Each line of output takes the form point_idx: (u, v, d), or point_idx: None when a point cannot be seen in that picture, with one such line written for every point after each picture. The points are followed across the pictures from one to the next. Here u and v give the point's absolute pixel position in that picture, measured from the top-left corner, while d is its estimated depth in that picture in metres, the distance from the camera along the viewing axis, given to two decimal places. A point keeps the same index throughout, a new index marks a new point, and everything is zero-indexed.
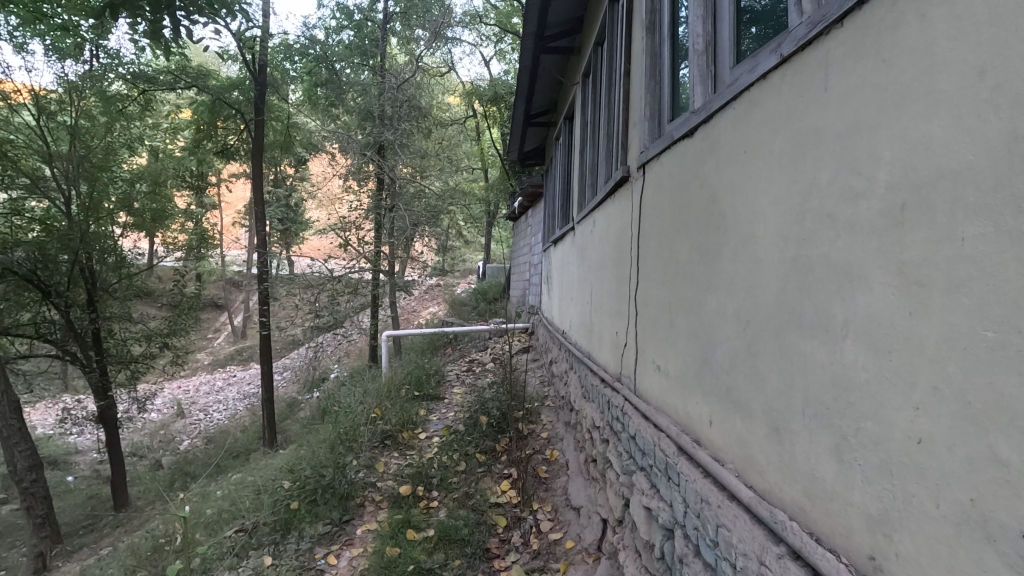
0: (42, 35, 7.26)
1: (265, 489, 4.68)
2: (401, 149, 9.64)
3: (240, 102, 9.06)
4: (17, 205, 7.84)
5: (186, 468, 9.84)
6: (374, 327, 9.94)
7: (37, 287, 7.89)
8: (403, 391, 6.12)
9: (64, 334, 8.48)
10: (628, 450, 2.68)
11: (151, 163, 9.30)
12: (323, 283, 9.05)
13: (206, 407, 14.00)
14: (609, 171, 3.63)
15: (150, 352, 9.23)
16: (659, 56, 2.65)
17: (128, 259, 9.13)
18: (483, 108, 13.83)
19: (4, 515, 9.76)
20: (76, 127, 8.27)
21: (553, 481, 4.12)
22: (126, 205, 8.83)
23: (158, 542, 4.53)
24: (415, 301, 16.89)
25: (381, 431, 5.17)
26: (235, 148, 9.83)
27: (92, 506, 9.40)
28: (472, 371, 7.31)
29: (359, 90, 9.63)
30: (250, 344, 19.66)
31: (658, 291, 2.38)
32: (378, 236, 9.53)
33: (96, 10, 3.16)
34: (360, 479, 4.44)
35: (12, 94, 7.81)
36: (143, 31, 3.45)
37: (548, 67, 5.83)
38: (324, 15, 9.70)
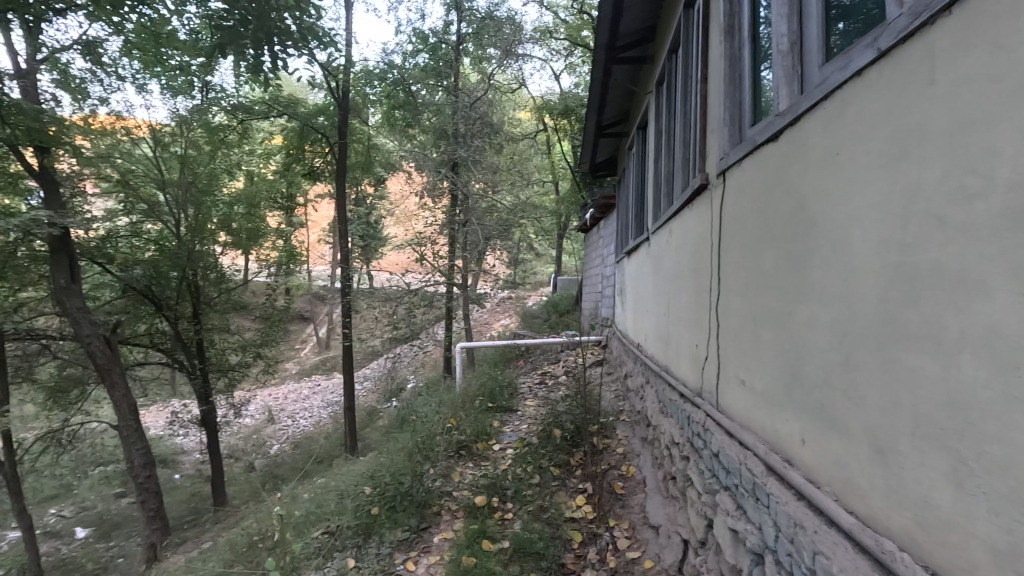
0: (158, 76, 8.22)
1: (348, 493, 4.91)
2: (474, 165, 9.77)
3: (325, 127, 9.62)
4: (136, 228, 8.87)
5: (276, 471, 10.49)
6: (447, 339, 10.23)
7: (151, 301, 8.87)
8: (477, 402, 6.20)
9: (174, 344, 9.44)
10: (710, 468, 2.58)
11: (247, 186, 10.04)
12: (402, 296, 9.45)
13: (294, 414, 14.89)
14: (685, 179, 3.55)
15: (244, 361, 10.02)
16: (739, 59, 2.56)
17: (227, 275, 10.03)
18: (554, 122, 13.87)
19: (123, 507, 10.84)
20: (185, 155, 9.15)
21: (630, 498, 4.01)
22: (226, 225, 9.63)
23: (253, 539, 4.85)
24: (487, 313, 17.14)
25: (456, 441, 5.26)
26: (321, 170, 10.41)
27: (196, 502, 10.25)
28: (545, 384, 7.25)
29: (435, 110, 10.03)
30: (333, 354, 20.72)
31: (742, 301, 2.28)
32: (452, 250, 9.79)
33: (207, 51, 3.49)
34: (437, 487, 4.53)
35: (134, 129, 8.83)
36: (247, 68, 3.76)
37: (620, 77, 5.76)
38: (403, 41, 10.33)
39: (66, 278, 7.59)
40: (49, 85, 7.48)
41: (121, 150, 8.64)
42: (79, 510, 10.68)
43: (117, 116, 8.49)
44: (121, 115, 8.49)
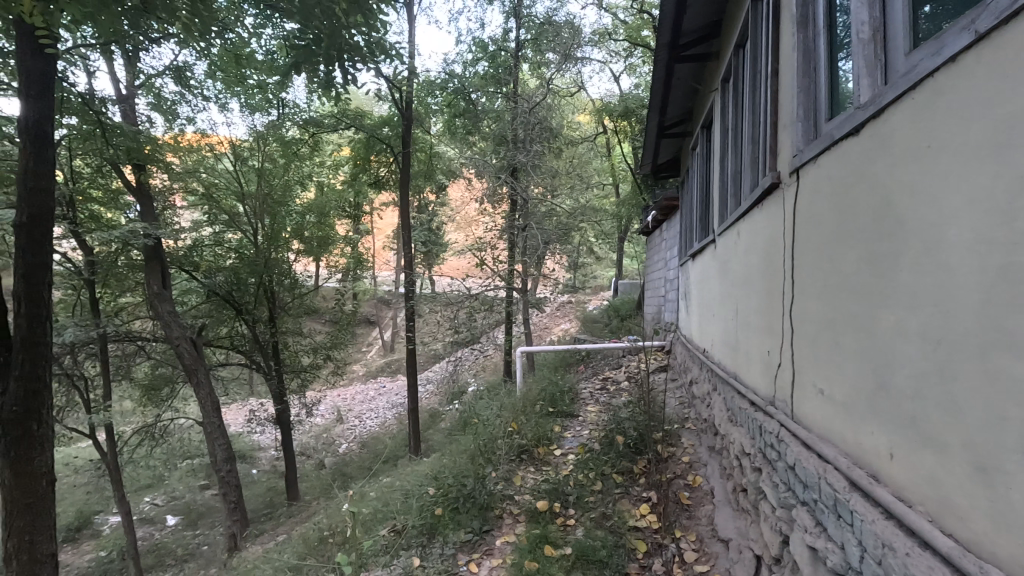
0: (238, 95, 8.84)
1: (412, 493, 5.03)
2: (534, 170, 9.83)
3: (390, 137, 9.94)
4: (219, 237, 9.55)
5: (345, 469, 10.92)
6: (507, 343, 10.33)
7: (232, 305, 9.53)
8: (538, 407, 6.20)
9: (252, 345, 10.08)
10: (785, 481, 2.45)
11: (318, 197, 10.58)
12: (463, 300, 9.51)
13: (361, 414, 15.45)
14: (754, 178, 3.41)
15: (316, 362, 10.55)
16: (813, 51, 2.44)
17: (300, 281, 10.54)
18: (613, 124, 13.69)
19: (208, 498, 11.63)
20: (262, 169, 9.77)
21: (697, 509, 3.88)
22: (298, 233, 10.19)
23: (324, 534, 5.07)
24: (547, 318, 17.13)
25: (517, 445, 5.27)
26: (386, 179, 10.73)
27: (272, 497, 10.84)
28: (607, 389, 7.13)
29: (494, 117, 10.15)
30: (397, 357, 21.37)
31: (819, 305, 2.16)
32: (511, 254, 9.85)
33: (284, 71, 3.72)
34: (499, 491, 4.57)
35: (217, 145, 9.42)
36: (319, 84, 3.97)
37: (683, 75, 5.60)
38: (463, 50, 10.64)
39: (158, 283, 8.30)
40: (146, 107, 8.25)
41: (207, 165, 9.28)
42: (170, 499, 11.53)
43: (202, 134, 9.06)
44: (206, 132, 9.08)
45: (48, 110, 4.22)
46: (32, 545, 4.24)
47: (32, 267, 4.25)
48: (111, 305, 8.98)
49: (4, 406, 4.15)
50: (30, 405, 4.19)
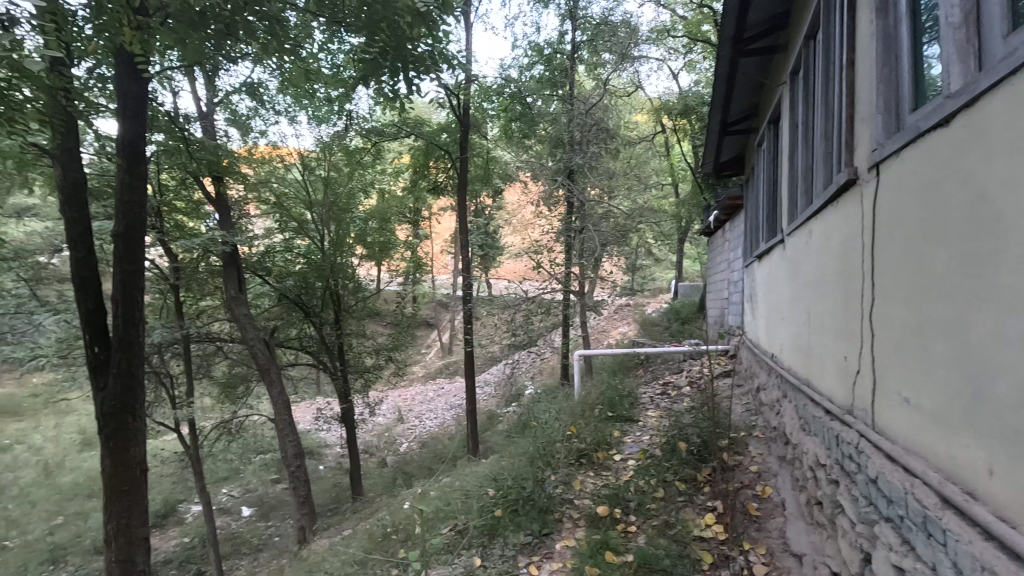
0: (306, 109, 9.29)
1: (472, 493, 5.10)
2: (591, 171, 9.73)
3: (449, 143, 10.19)
4: (288, 243, 10.06)
5: (406, 468, 11.21)
6: (565, 346, 10.30)
7: (301, 308, 10.08)
8: (596, 411, 6.12)
9: (319, 346, 10.56)
10: (866, 495, 2.31)
11: (380, 203, 10.95)
12: (520, 304, 9.69)
13: (421, 414, 15.81)
14: (828, 175, 3.24)
15: (378, 363, 10.94)
16: (894, 37, 2.30)
17: (363, 285, 10.97)
18: (672, 123, 13.35)
19: (279, 491, 12.25)
20: (328, 177, 10.18)
21: (767, 522, 3.71)
22: (362, 238, 10.57)
23: (388, 530, 5.22)
24: (605, 321, 16.93)
25: (577, 449, 5.23)
26: (444, 185, 10.95)
27: (338, 493, 11.28)
28: (667, 394, 6.94)
29: (551, 120, 10.26)
30: (455, 359, 21.72)
31: (904, 308, 2.03)
32: (568, 257, 9.78)
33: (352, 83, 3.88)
34: (558, 494, 4.55)
35: (286, 156, 9.93)
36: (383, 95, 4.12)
37: (747, 70, 5.41)
38: (519, 55, 10.74)
39: (235, 287, 8.87)
40: (223, 123, 8.80)
41: (277, 175, 9.81)
42: (245, 491, 12.24)
43: (273, 145, 9.59)
44: (277, 144, 9.62)
45: (141, 128, 4.60)
46: (128, 529, 4.61)
47: (129, 272, 4.65)
48: (193, 308, 9.63)
49: (105, 401, 4.54)
50: (126, 400, 4.56)
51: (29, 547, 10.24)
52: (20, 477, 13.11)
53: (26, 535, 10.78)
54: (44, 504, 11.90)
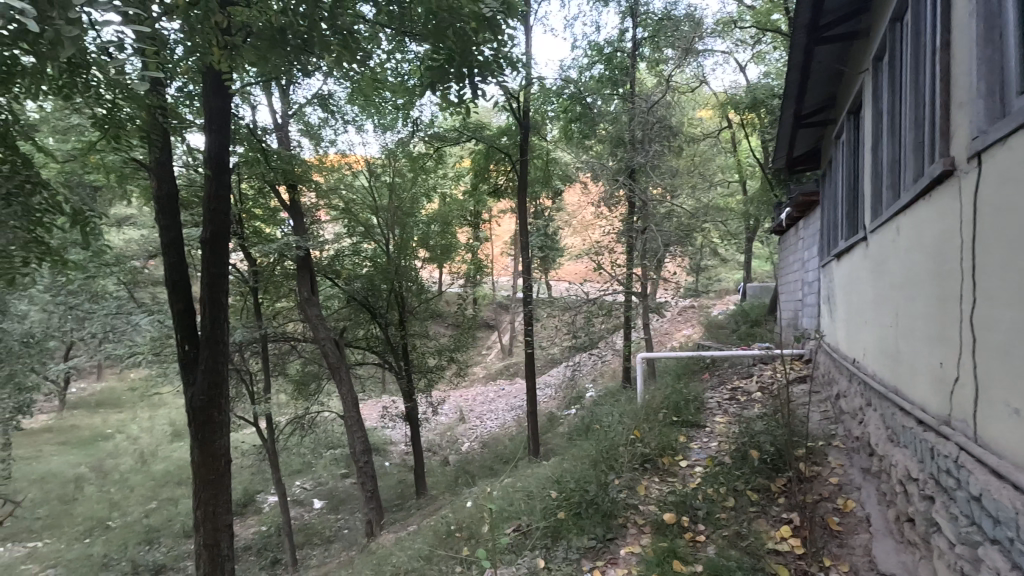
0: (371, 118, 9.65)
1: (534, 494, 5.09)
2: (653, 171, 9.51)
3: (508, 146, 10.16)
4: (356, 247, 10.45)
5: (468, 467, 11.38)
6: (626, 349, 10.13)
7: (368, 310, 10.47)
8: (661, 415, 5.95)
9: (385, 346, 10.91)
10: (967, 514, 2.13)
11: (442, 207, 11.20)
12: (581, 305, 9.62)
13: (483, 415, 16.02)
14: (918, 166, 3.01)
15: (440, 364, 11.20)
16: (996, 15, 2.10)
17: (426, 287, 11.26)
18: (739, 117, 12.79)
19: (348, 485, 12.75)
20: (393, 183, 10.53)
21: (850, 538, 3.49)
22: (424, 242, 10.86)
23: (451, 528, 5.32)
24: (668, 323, 16.51)
25: (641, 454, 5.10)
26: (505, 187, 10.87)
27: (403, 489, 11.62)
28: (737, 400, 6.65)
29: (611, 120, 10.04)
30: (515, 361, 21.84)
31: (1012, 310, 1.85)
32: (630, 258, 9.59)
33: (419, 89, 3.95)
34: (623, 499, 4.46)
35: (353, 163, 10.35)
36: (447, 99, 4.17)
37: (824, 58, 5.12)
38: (578, 55, 10.57)
39: (308, 290, 9.32)
40: (296, 133, 9.30)
41: (346, 182, 10.24)
42: (317, 484, 12.84)
43: (342, 154, 10.04)
44: (345, 153, 10.06)
45: (223, 141, 4.91)
46: (215, 516, 4.94)
47: (214, 275, 4.97)
48: (269, 309, 10.20)
49: (195, 396, 4.88)
50: (212, 395, 4.89)
51: (128, 528, 11.19)
52: (120, 463, 14.35)
53: (125, 516, 11.78)
54: (140, 489, 12.96)
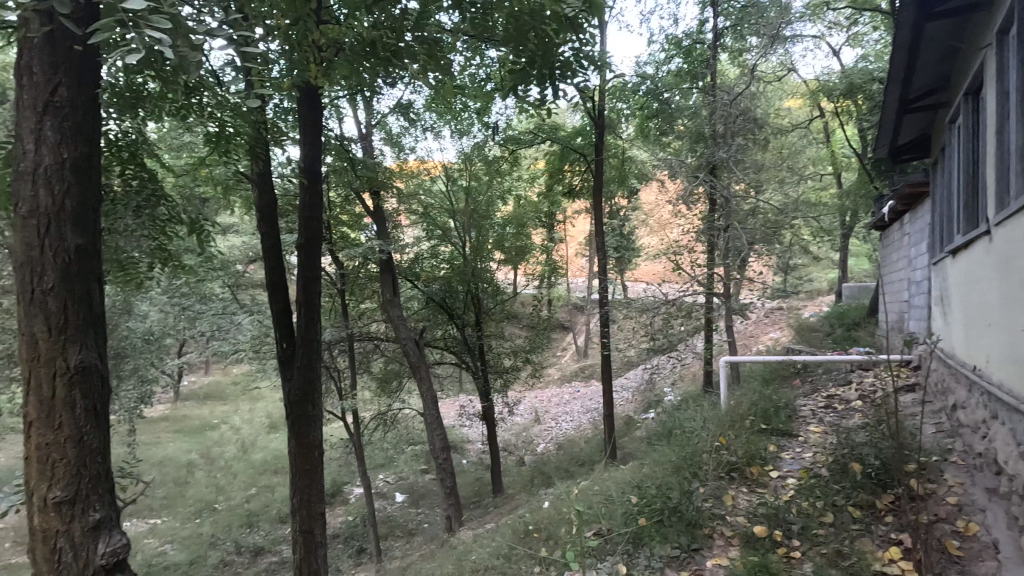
0: (448, 123, 9.90)
1: (613, 498, 4.99)
2: (736, 166, 9.01)
3: (583, 146, 9.99)
4: (434, 250, 10.75)
5: (543, 468, 11.41)
6: (708, 352, 9.75)
7: (446, 311, 10.75)
8: (748, 422, 5.64)
9: (462, 346, 11.16)
10: None
11: (517, 209, 11.31)
12: (659, 306, 9.32)
13: (558, 416, 16.00)
14: None
15: (516, 364, 11.34)
16: None
17: (502, 288, 11.42)
18: (832, 105, 11.94)
19: (427, 480, 13.16)
20: (470, 187, 10.73)
21: (974, 565, 3.17)
22: (500, 244, 11.02)
23: (529, 529, 5.32)
24: (753, 325, 15.71)
25: (727, 462, 4.86)
26: (580, 188, 10.71)
27: (480, 487, 11.83)
28: (833, 408, 6.19)
29: (690, 114, 9.65)
30: (590, 363, 21.60)
31: None
32: (711, 258, 9.18)
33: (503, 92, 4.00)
34: (708, 508, 4.28)
35: (431, 169, 10.62)
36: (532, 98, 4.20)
37: (937, 34, 4.66)
38: (655, 50, 10.33)
39: (390, 291, 9.73)
40: (379, 142, 9.74)
41: (424, 187, 10.58)
42: (399, 478, 13.35)
43: (421, 160, 10.38)
44: (424, 158, 10.39)
45: (315, 152, 5.22)
46: (309, 503, 5.26)
47: (307, 279, 5.30)
48: (354, 310, 10.72)
49: (292, 390, 5.23)
50: (306, 390, 5.21)
51: (232, 512, 12.16)
52: (225, 451, 15.63)
53: (230, 500, 12.83)
54: (242, 476, 14.04)
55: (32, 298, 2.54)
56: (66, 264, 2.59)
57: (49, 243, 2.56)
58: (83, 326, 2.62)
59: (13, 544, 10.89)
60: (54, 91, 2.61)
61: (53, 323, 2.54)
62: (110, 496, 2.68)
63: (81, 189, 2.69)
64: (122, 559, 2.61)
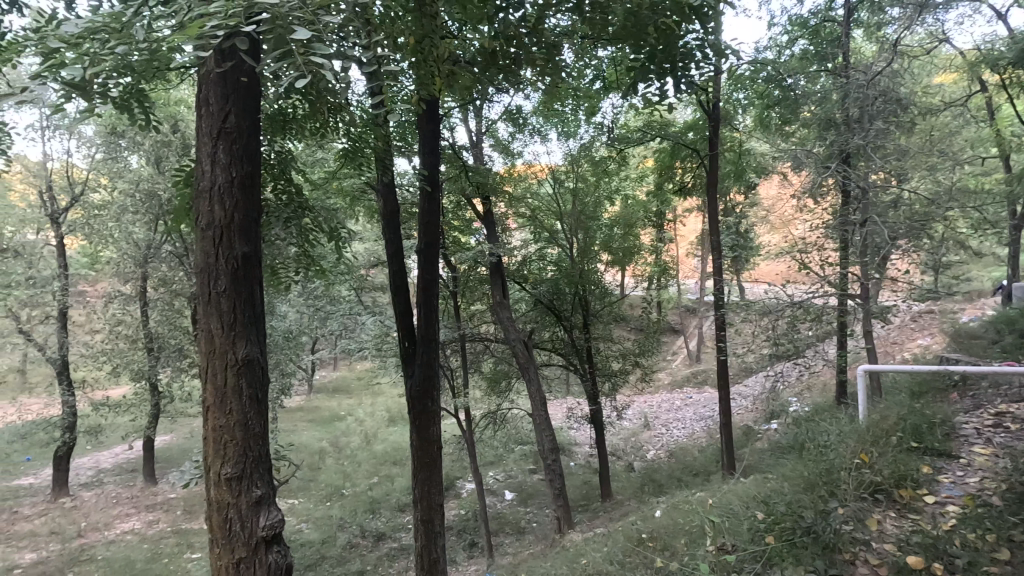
0: (555, 125, 9.95)
1: (736, 513, 4.67)
2: (875, 153, 8.07)
3: (695, 142, 9.51)
4: (541, 253, 10.84)
5: (654, 475, 11.05)
6: (843, 359, 8.87)
7: (553, 312, 10.78)
8: (895, 439, 5.01)
9: (569, 349, 11.13)
10: None
11: (625, 209, 11.07)
12: (784, 308, 8.49)
13: (669, 423, 15.41)
14: None
15: (625, 368, 11.12)
16: None
17: (610, 290, 11.25)
18: (998, 77, 10.31)
19: (536, 480, 13.28)
20: (577, 189, 10.72)
21: None
22: (607, 246, 10.85)
23: (642, 538, 5.14)
24: (896, 331, 14.02)
25: (871, 483, 4.37)
26: (692, 185, 10.21)
27: (587, 490, 11.75)
28: (1005, 428, 5.33)
29: (818, 99, 8.81)
30: (704, 367, 20.54)
31: None
32: (845, 256, 8.37)
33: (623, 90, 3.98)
34: (849, 532, 3.86)
35: (537, 172, 10.72)
36: (652, 93, 4.14)
37: None
38: (776, 33, 9.58)
39: (500, 293, 9.96)
40: (489, 149, 10.04)
41: (531, 191, 10.72)
42: (508, 476, 13.59)
43: (528, 163, 10.52)
44: (531, 162, 10.51)
45: (434, 161, 5.51)
46: (429, 494, 5.54)
47: (427, 281, 5.57)
48: (466, 311, 11.10)
49: (413, 386, 5.53)
50: (426, 386, 5.48)
51: (357, 498, 13.13)
52: (351, 441, 16.94)
53: (355, 487, 13.87)
54: (366, 465, 15.11)
55: (209, 298, 2.94)
56: (235, 270, 2.96)
57: (223, 252, 2.95)
58: (248, 325, 2.98)
59: (183, 512, 12.59)
60: (225, 120, 3.01)
61: (225, 322, 2.92)
62: (269, 475, 2.99)
63: (247, 204, 3.06)
64: (278, 532, 2.92)
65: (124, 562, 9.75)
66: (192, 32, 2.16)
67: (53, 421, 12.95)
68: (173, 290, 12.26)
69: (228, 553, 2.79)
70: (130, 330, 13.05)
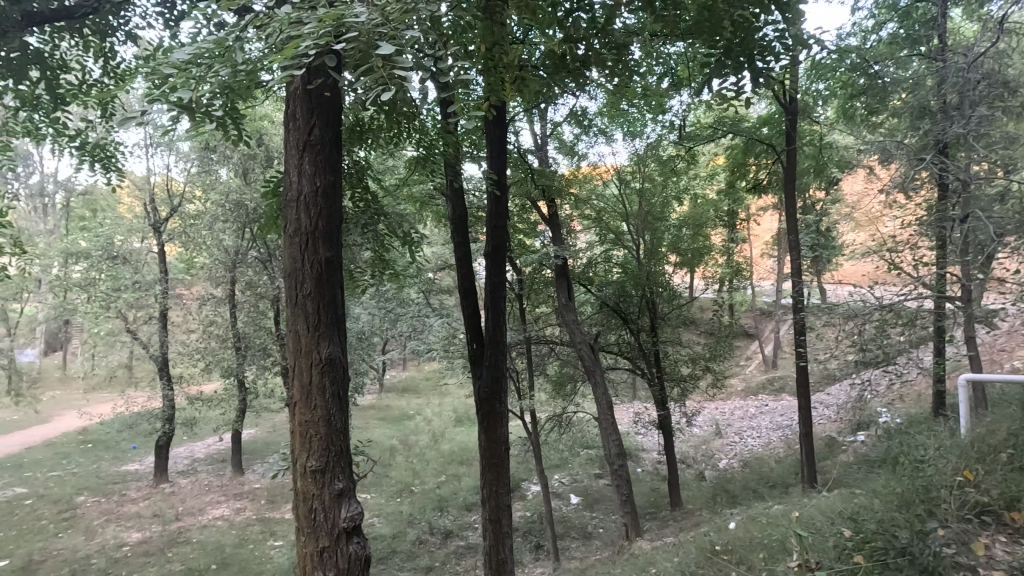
0: (621, 125, 9.82)
1: (820, 529, 4.40)
2: (978, 142, 7.34)
3: (771, 137, 9.11)
4: (607, 254, 10.70)
5: (726, 485, 10.61)
6: (940, 368, 8.15)
7: (619, 315, 10.59)
8: (1006, 457, 4.53)
9: (635, 352, 10.89)
10: None
11: (694, 209, 10.75)
12: (872, 312, 7.77)
13: (743, 431, 14.75)
14: None
15: (695, 372, 10.76)
16: None
17: (678, 292, 10.93)
18: None
19: (602, 485, 13.09)
20: (643, 189, 10.47)
21: None
22: (675, 247, 10.57)
23: (716, 550, 4.94)
24: (1005, 337, 12.72)
25: (976, 503, 3.98)
26: (767, 182, 9.74)
27: (655, 498, 11.45)
28: None
29: (909, 86, 8.18)
30: (782, 374, 19.47)
31: None
32: (942, 254, 7.72)
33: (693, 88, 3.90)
34: (950, 555, 3.54)
35: (603, 173, 10.58)
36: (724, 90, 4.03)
37: None
38: (861, 18, 9.01)
39: (565, 295, 9.92)
40: (554, 151, 10.04)
41: (597, 192, 10.61)
42: (573, 480, 13.48)
43: (593, 165, 10.41)
44: (596, 163, 10.41)
45: (501, 166, 5.60)
46: (497, 494, 5.59)
47: (495, 284, 5.66)
48: (531, 314, 11.14)
49: (481, 387, 5.62)
50: (494, 387, 5.55)
51: (425, 495, 13.47)
52: (420, 440, 17.40)
53: (423, 484, 14.22)
54: (434, 463, 15.45)
55: (297, 300, 3.12)
56: (319, 273, 3.14)
57: (308, 257, 3.13)
58: (331, 325, 3.14)
59: (267, 501, 13.40)
60: (310, 133, 3.19)
61: (310, 322, 3.09)
62: (349, 469, 3.14)
63: (330, 211, 3.23)
64: (358, 524, 3.06)
65: (215, 545, 10.49)
66: (287, 52, 2.34)
67: (155, 413, 14.15)
68: (258, 293, 13.11)
69: (312, 541, 2.95)
70: (221, 330, 14.05)
